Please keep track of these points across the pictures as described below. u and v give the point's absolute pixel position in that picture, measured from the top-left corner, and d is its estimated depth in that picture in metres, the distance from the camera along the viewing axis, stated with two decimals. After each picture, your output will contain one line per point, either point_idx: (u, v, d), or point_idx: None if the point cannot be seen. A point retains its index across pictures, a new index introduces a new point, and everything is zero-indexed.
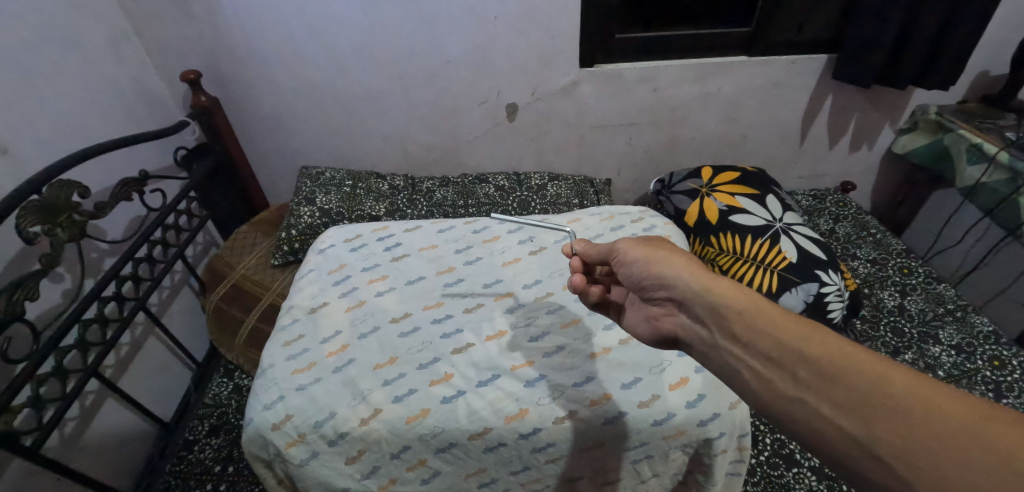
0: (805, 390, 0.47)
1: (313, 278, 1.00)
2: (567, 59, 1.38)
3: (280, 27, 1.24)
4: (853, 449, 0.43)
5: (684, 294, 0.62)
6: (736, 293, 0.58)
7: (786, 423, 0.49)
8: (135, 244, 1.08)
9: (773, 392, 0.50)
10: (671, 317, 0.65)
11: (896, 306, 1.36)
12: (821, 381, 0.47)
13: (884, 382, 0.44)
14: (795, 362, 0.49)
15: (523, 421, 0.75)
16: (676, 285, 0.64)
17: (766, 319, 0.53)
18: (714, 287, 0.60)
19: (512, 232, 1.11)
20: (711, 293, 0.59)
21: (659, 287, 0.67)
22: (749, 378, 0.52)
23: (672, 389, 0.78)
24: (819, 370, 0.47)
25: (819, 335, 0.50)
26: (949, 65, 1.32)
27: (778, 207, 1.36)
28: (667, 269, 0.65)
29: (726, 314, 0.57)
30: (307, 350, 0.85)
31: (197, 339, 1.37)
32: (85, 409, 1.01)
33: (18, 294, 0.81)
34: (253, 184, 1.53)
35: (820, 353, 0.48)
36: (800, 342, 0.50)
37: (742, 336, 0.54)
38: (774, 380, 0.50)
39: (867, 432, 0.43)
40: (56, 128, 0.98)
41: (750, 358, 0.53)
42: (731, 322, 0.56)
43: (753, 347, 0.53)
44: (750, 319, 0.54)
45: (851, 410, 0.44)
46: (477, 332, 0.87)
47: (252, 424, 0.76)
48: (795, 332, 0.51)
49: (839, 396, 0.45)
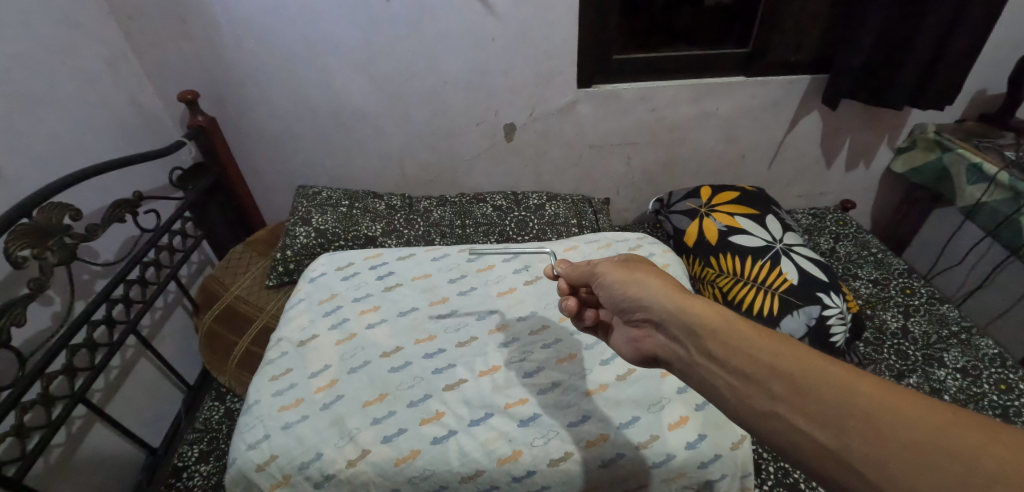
0: (780, 403, 0.46)
1: (302, 309, 0.98)
2: (565, 80, 1.39)
3: (277, 47, 1.24)
4: (827, 458, 0.42)
5: (659, 316, 0.60)
6: (708, 311, 0.55)
7: (765, 434, 0.47)
8: (127, 266, 1.06)
9: (749, 407, 0.48)
10: (649, 338, 0.63)
11: (899, 328, 1.34)
12: (795, 394, 0.45)
13: (853, 392, 0.43)
14: (768, 376, 0.47)
15: (516, 464, 0.73)
16: (651, 307, 0.62)
17: (737, 335, 0.52)
18: (688, 307, 0.57)
19: (508, 260, 1.10)
20: (686, 313, 0.57)
21: (636, 309, 0.65)
22: (727, 393, 0.50)
23: (671, 429, 0.76)
24: (793, 383, 0.46)
25: (791, 348, 0.48)
26: (948, 86, 1.32)
27: (777, 227, 1.35)
28: (643, 290, 0.64)
29: (701, 333, 0.55)
30: (295, 385, 0.83)
31: (189, 360, 1.35)
32: (71, 435, 0.98)
33: (4, 320, 0.79)
34: (249, 203, 1.52)
35: (791, 365, 0.47)
36: (771, 355, 0.48)
37: (719, 354, 0.52)
38: (749, 394, 0.48)
39: (840, 441, 0.41)
40: (50, 150, 0.97)
41: (728, 373, 0.51)
42: (707, 341, 0.54)
43: (727, 362, 0.51)
44: (724, 336, 0.52)
45: (822, 420, 0.43)
46: (470, 367, 0.85)
47: (236, 464, 0.74)
48: (765, 345, 0.49)
49: (812, 408, 0.44)
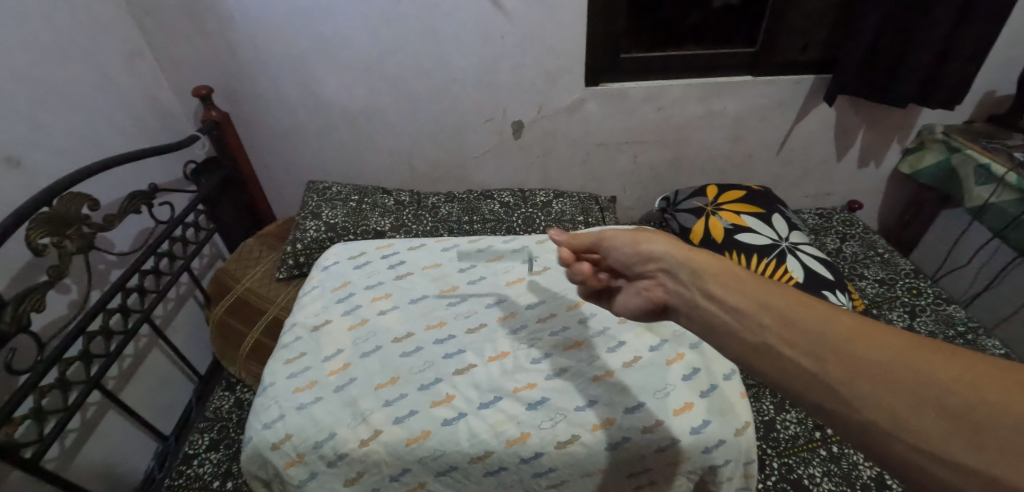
0: (770, 335, 0.51)
1: (316, 296, 1.00)
2: (573, 79, 1.40)
3: (290, 43, 1.26)
4: (810, 383, 0.47)
5: (670, 264, 0.64)
6: (714, 261, 0.60)
7: (756, 365, 0.52)
8: (142, 256, 1.08)
9: (743, 341, 0.53)
10: (658, 287, 0.65)
11: (905, 328, 1.34)
12: (784, 327, 0.51)
13: (836, 323, 0.48)
14: (759, 311, 0.53)
15: (524, 446, 0.74)
16: (663, 257, 0.64)
17: (734, 278, 0.57)
18: (695, 256, 0.62)
19: (516, 252, 1.11)
20: (693, 261, 0.61)
21: (646, 263, 0.67)
22: (724, 329, 0.55)
23: (676, 415, 0.77)
24: (783, 318, 0.51)
25: (782, 290, 0.54)
26: (955, 86, 1.32)
27: (784, 226, 1.36)
28: (654, 244, 0.67)
29: (704, 277, 0.59)
30: (309, 368, 0.85)
31: (201, 351, 1.37)
32: (86, 421, 1.00)
33: (24, 305, 0.81)
34: (260, 197, 1.54)
35: (782, 303, 0.52)
36: (764, 295, 0.54)
37: (718, 293, 0.57)
38: (743, 329, 0.54)
39: (822, 366, 0.47)
40: (69, 143, 0.99)
41: (725, 311, 0.56)
42: (708, 283, 0.58)
43: (726, 301, 0.56)
44: (724, 280, 0.58)
45: (807, 348, 0.48)
46: (479, 353, 0.87)
47: (251, 443, 0.76)
48: (761, 289, 0.55)
49: (798, 338, 0.49)
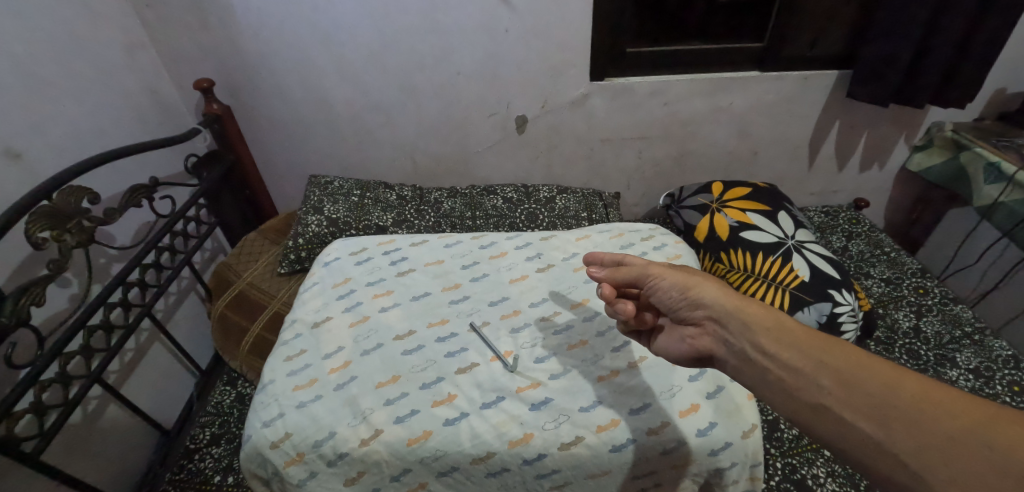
0: (826, 395, 0.52)
1: (317, 292, 0.99)
2: (577, 73, 1.38)
3: (292, 36, 1.25)
4: (874, 452, 0.47)
5: (719, 314, 0.65)
6: (765, 313, 0.62)
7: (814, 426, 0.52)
8: (143, 250, 1.07)
9: (798, 399, 0.54)
10: (705, 335, 0.67)
11: (911, 328, 1.32)
12: (841, 387, 0.51)
13: (898, 386, 0.49)
14: (815, 370, 0.54)
15: (527, 447, 0.73)
16: (712, 305, 0.66)
17: (788, 334, 0.58)
18: (745, 307, 0.63)
19: (520, 248, 1.10)
20: (743, 312, 0.63)
21: (693, 308, 0.69)
22: (776, 384, 0.56)
23: (682, 416, 0.76)
24: (840, 378, 0.52)
25: (838, 347, 0.55)
26: (967, 83, 1.29)
27: (790, 224, 1.34)
28: (703, 290, 0.68)
29: (756, 329, 0.61)
30: (309, 366, 0.84)
31: (201, 345, 1.36)
32: (88, 415, 1.00)
33: (24, 299, 0.80)
34: (261, 191, 1.53)
35: (839, 361, 0.53)
36: (819, 351, 0.55)
37: (771, 350, 0.58)
38: (798, 387, 0.54)
39: (884, 432, 0.47)
40: (68, 134, 0.98)
41: (779, 368, 0.56)
42: (760, 336, 0.60)
43: (777, 357, 0.57)
44: (776, 334, 0.59)
45: (868, 412, 0.48)
46: (481, 352, 0.86)
47: (250, 441, 0.75)
48: (816, 346, 0.56)
49: (857, 400, 0.49)
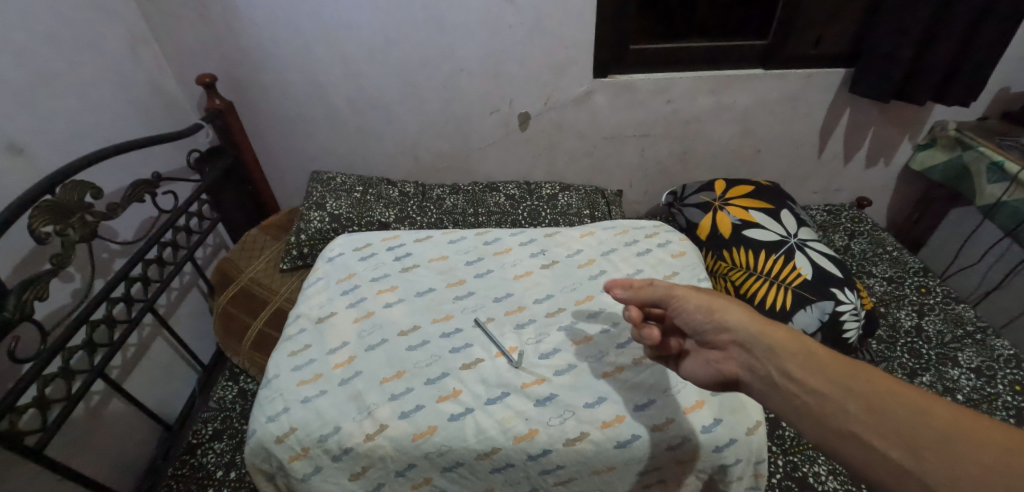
0: (856, 423, 0.53)
1: (321, 287, 0.99)
2: (581, 70, 1.38)
3: (295, 31, 1.24)
4: (905, 480, 0.48)
5: (745, 337, 0.66)
6: (790, 338, 0.63)
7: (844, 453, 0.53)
8: (146, 245, 1.07)
9: (826, 426, 0.54)
10: (730, 360, 0.67)
11: (913, 326, 1.32)
12: (871, 414, 0.52)
13: (927, 414, 0.50)
14: (843, 396, 0.55)
15: (532, 442, 0.74)
16: (737, 328, 0.67)
17: (814, 359, 0.59)
18: (771, 332, 0.64)
19: (524, 244, 1.10)
20: (769, 336, 0.64)
21: (718, 331, 0.69)
22: (803, 409, 0.57)
23: (687, 413, 0.76)
24: (868, 405, 0.53)
25: (865, 373, 0.56)
26: (972, 82, 1.29)
27: (793, 222, 1.34)
28: (728, 313, 0.69)
29: (782, 353, 0.62)
30: (314, 361, 0.84)
31: (204, 341, 1.37)
32: (91, 410, 1.00)
33: (29, 293, 0.80)
34: (264, 187, 1.53)
35: (867, 387, 0.54)
36: (846, 377, 0.56)
37: (798, 374, 0.59)
38: (826, 412, 0.55)
39: (915, 460, 0.48)
40: (71, 129, 0.98)
41: (806, 394, 0.57)
42: (786, 360, 0.61)
43: (804, 381, 0.58)
44: (803, 358, 0.60)
45: (899, 441, 0.49)
46: (486, 348, 0.86)
47: (255, 436, 0.75)
48: (842, 371, 0.57)
49: (887, 428, 0.51)
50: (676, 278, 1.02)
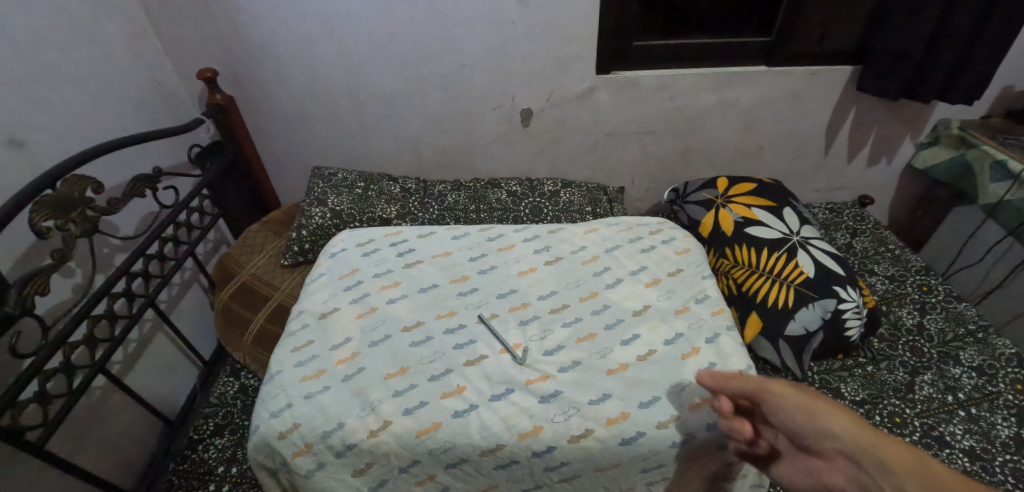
0: None
1: (324, 283, 0.99)
2: (584, 66, 1.37)
3: (296, 26, 1.24)
4: None
5: (852, 449, 0.61)
6: (906, 453, 0.58)
7: None
8: (147, 241, 1.06)
9: None
10: (837, 473, 0.63)
11: (915, 325, 1.32)
12: None
13: None
14: None
15: (537, 439, 0.73)
16: (843, 439, 0.62)
17: (936, 479, 0.55)
18: (884, 446, 0.60)
19: (528, 241, 1.10)
20: (881, 449, 0.60)
21: (821, 438, 0.64)
22: None
23: (692, 410, 0.76)
24: None
25: None
26: (977, 80, 1.28)
27: (796, 220, 1.33)
28: (833, 420, 0.64)
29: (896, 470, 0.57)
30: (317, 357, 0.84)
31: (204, 336, 1.36)
32: (92, 405, 1.00)
33: (29, 289, 0.79)
34: (265, 183, 1.53)
35: None
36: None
37: None
38: None
39: None
40: (72, 123, 0.98)
41: None
42: (903, 478, 0.56)
43: None
44: (921, 477, 0.56)
45: None
46: (490, 345, 0.86)
47: (258, 431, 0.75)
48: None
49: None
50: (681, 275, 1.01)
